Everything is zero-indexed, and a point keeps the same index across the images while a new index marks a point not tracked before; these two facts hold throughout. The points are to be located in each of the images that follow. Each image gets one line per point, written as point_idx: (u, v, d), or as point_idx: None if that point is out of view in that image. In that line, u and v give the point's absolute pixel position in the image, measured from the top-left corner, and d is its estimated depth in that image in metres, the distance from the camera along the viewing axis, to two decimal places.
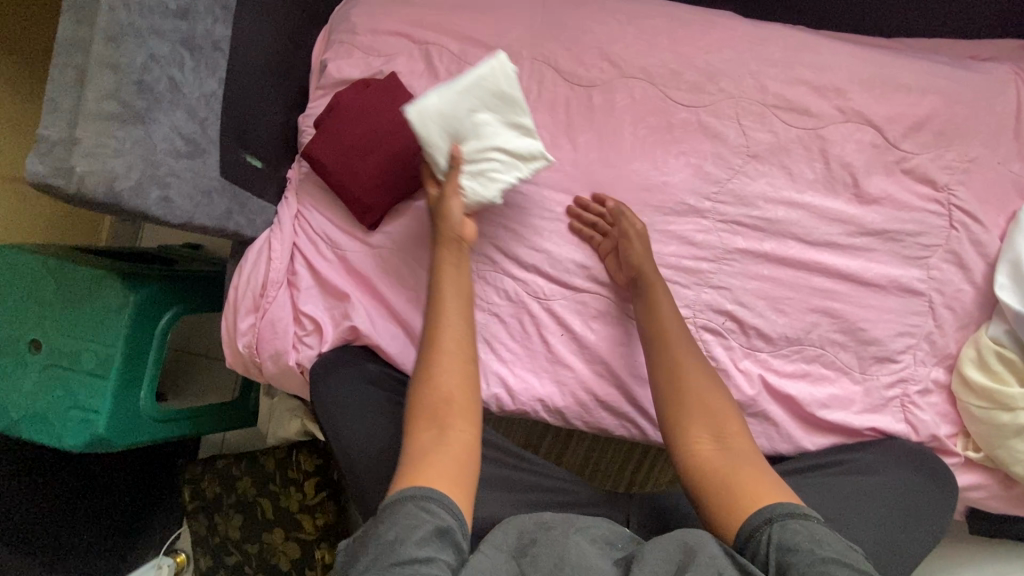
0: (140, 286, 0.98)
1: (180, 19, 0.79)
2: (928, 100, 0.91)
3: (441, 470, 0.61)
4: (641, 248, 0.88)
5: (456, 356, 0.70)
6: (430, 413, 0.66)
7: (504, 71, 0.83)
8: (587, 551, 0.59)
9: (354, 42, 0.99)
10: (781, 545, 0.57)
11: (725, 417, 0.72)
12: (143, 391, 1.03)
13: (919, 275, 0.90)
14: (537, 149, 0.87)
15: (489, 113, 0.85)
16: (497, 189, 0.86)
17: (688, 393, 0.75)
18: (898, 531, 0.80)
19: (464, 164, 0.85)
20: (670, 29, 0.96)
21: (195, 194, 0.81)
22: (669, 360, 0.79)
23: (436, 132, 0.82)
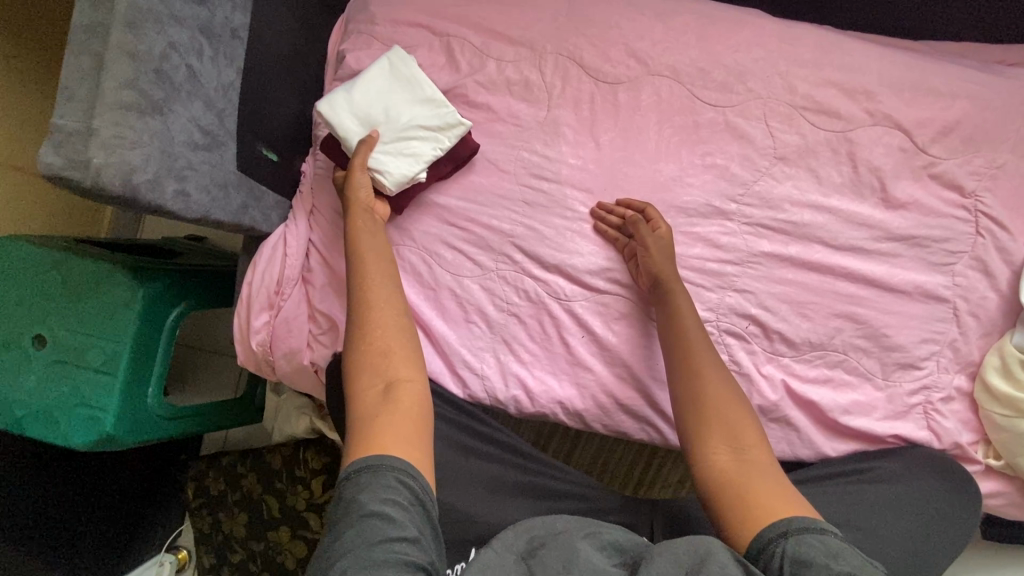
0: (149, 281, 0.96)
1: (199, 5, 0.75)
2: (957, 105, 0.90)
3: (397, 420, 0.63)
4: (666, 251, 0.87)
5: (389, 312, 0.73)
6: (373, 369, 0.67)
7: (400, 60, 0.90)
8: (597, 559, 0.56)
9: (374, 32, 0.96)
10: (795, 559, 0.55)
11: (750, 428, 0.70)
12: (151, 388, 1.00)
13: (944, 282, 0.90)
14: (454, 116, 0.88)
15: (396, 97, 0.89)
16: (422, 163, 0.88)
17: (714, 404, 0.73)
18: (919, 540, 0.80)
19: (386, 144, 0.87)
20: (699, 26, 0.94)
21: (212, 188, 0.79)
22: (691, 366, 0.77)
23: (343, 119, 0.87)
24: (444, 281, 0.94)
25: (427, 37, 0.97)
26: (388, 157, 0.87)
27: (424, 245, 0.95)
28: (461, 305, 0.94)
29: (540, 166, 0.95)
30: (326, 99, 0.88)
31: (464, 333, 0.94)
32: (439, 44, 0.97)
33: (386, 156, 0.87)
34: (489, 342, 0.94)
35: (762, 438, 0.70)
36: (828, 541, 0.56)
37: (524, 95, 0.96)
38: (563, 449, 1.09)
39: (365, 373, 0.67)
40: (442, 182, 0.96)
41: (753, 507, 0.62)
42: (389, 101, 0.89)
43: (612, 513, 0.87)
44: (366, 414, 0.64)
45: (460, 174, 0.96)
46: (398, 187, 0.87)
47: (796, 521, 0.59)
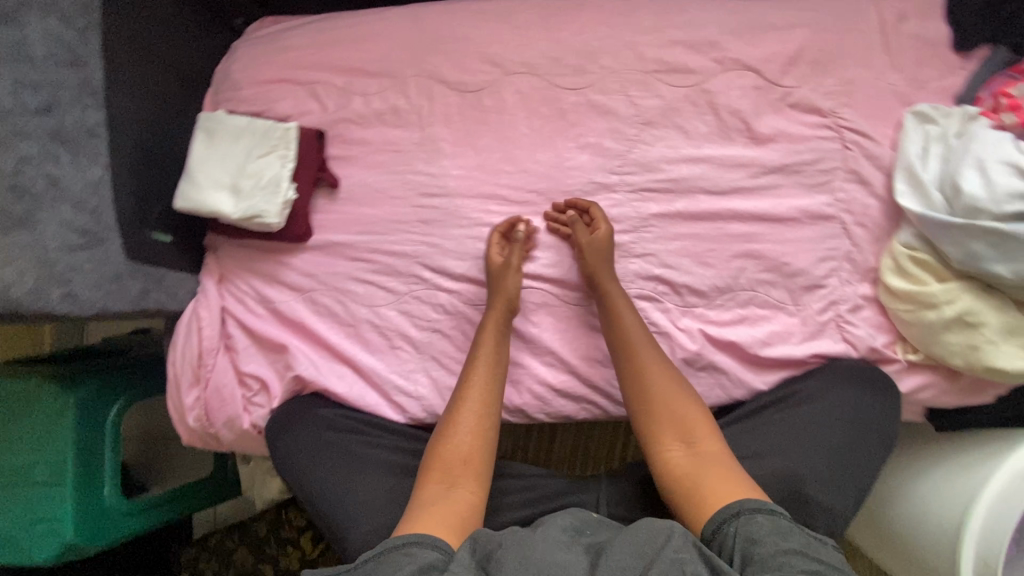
0: (77, 386, 0.98)
1: (46, 115, 0.77)
2: (797, 34, 0.94)
3: (448, 508, 0.71)
4: (606, 248, 0.91)
5: (474, 422, 0.80)
6: (444, 471, 0.76)
7: (209, 119, 0.92)
8: (561, 555, 0.63)
9: (239, 97, 0.99)
10: (746, 537, 0.62)
11: (699, 426, 0.77)
12: (106, 488, 1.01)
13: (826, 201, 0.93)
14: (280, 127, 0.92)
15: (228, 150, 0.91)
16: (286, 185, 0.91)
17: (661, 404, 0.80)
18: (847, 448, 0.83)
19: (249, 192, 0.90)
20: (542, 18, 0.98)
21: (103, 283, 0.81)
22: (632, 371, 0.84)
23: (203, 199, 0.90)
24: (361, 315, 0.97)
25: (291, 89, 0.99)
26: (257, 199, 0.90)
27: (334, 285, 0.97)
28: (383, 334, 0.97)
29: (427, 183, 0.98)
30: (178, 197, 0.90)
31: (393, 360, 0.96)
32: (304, 93, 0.99)
33: (256, 201, 0.90)
34: (418, 363, 0.96)
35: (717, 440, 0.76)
36: (777, 520, 0.63)
37: (396, 121, 0.99)
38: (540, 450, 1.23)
39: (434, 465, 0.76)
40: (337, 222, 0.98)
41: (696, 496, 0.71)
42: (225, 158, 0.91)
43: (563, 496, 0.88)
44: (425, 503, 0.72)
45: (353, 210, 0.98)
46: (283, 218, 0.91)
47: (749, 501, 0.66)
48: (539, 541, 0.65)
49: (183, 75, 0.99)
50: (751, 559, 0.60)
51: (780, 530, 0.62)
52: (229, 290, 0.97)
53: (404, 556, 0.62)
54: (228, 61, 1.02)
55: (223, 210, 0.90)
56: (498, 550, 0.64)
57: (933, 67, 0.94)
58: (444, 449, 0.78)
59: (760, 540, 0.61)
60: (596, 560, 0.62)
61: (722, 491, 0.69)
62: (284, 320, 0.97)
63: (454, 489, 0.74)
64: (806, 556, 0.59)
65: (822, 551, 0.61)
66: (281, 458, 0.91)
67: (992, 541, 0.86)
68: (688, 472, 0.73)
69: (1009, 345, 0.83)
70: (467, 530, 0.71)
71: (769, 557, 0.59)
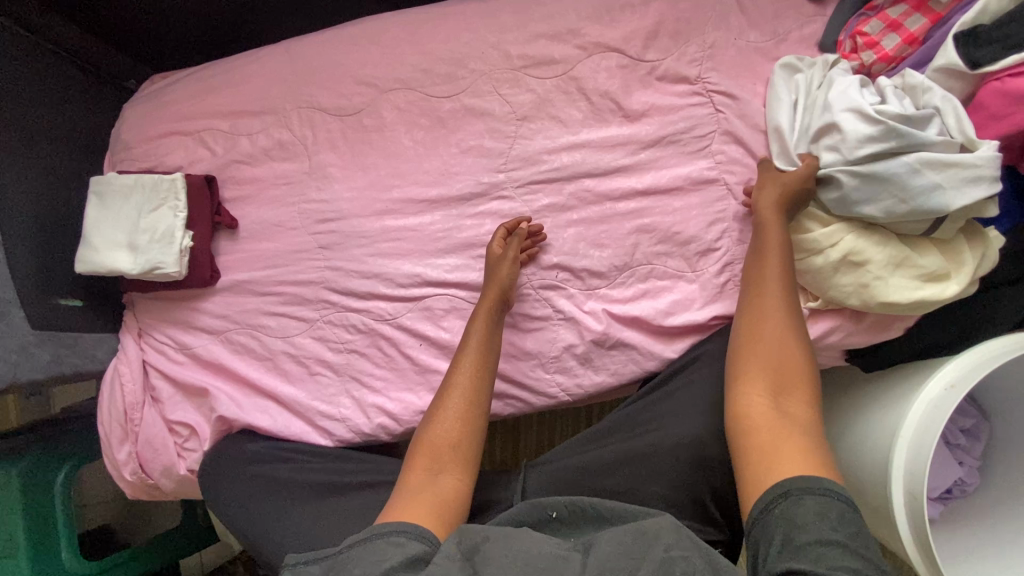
0: (18, 458, 1.02)
1: None
2: (653, 9, 0.96)
3: (429, 497, 0.73)
4: (790, 197, 0.85)
5: (455, 424, 0.82)
6: (433, 457, 0.78)
7: (99, 183, 0.95)
8: (558, 547, 0.64)
9: (133, 157, 1.03)
10: (790, 519, 0.62)
11: (788, 373, 0.75)
12: (64, 551, 1.05)
13: (706, 165, 0.95)
14: (165, 179, 0.95)
15: (120, 209, 0.94)
16: (180, 234, 0.94)
17: (774, 339, 0.78)
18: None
19: (144, 246, 0.93)
20: (408, 34, 1.01)
21: (9, 355, 0.90)
22: (757, 305, 0.82)
23: (101, 259, 0.93)
24: (277, 347, 0.99)
25: (181, 141, 1.03)
26: (153, 252, 0.93)
27: (247, 322, 0.99)
28: (301, 363, 0.98)
29: (322, 210, 1.00)
30: (78, 261, 0.93)
31: (314, 386, 0.98)
32: (193, 143, 1.03)
33: (152, 253, 0.93)
34: (339, 385, 0.98)
35: (812, 390, 0.74)
36: (828, 507, 0.61)
37: (284, 155, 1.02)
38: (506, 447, 1.25)
39: (422, 453, 0.79)
40: (242, 261, 1.01)
41: (767, 454, 0.68)
42: (117, 218, 0.94)
43: (490, 491, 0.92)
44: (413, 487, 0.75)
45: (255, 247, 1.01)
46: (182, 266, 0.94)
47: (802, 479, 0.64)
48: (526, 536, 0.66)
49: (79, 143, 1.02)
50: (790, 540, 0.60)
51: (822, 513, 0.61)
52: (148, 343, 1.00)
53: (391, 544, 0.64)
54: (120, 124, 1.06)
55: (122, 267, 0.93)
56: (485, 544, 0.64)
57: (790, 18, 0.96)
58: (433, 441, 0.80)
59: (801, 525, 0.60)
60: (586, 557, 0.62)
61: (801, 459, 0.66)
62: (205, 363, 0.99)
63: (438, 473, 0.77)
64: (850, 550, 0.58)
65: (866, 543, 0.59)
66: (214, 499, 0.94)
67: (915, 474, 0.85)
68: (765, 429, 0.71)
69: (896, 277, 0.85)
70: (450, 516, 0.73)
71: (808, 545, 0.59)
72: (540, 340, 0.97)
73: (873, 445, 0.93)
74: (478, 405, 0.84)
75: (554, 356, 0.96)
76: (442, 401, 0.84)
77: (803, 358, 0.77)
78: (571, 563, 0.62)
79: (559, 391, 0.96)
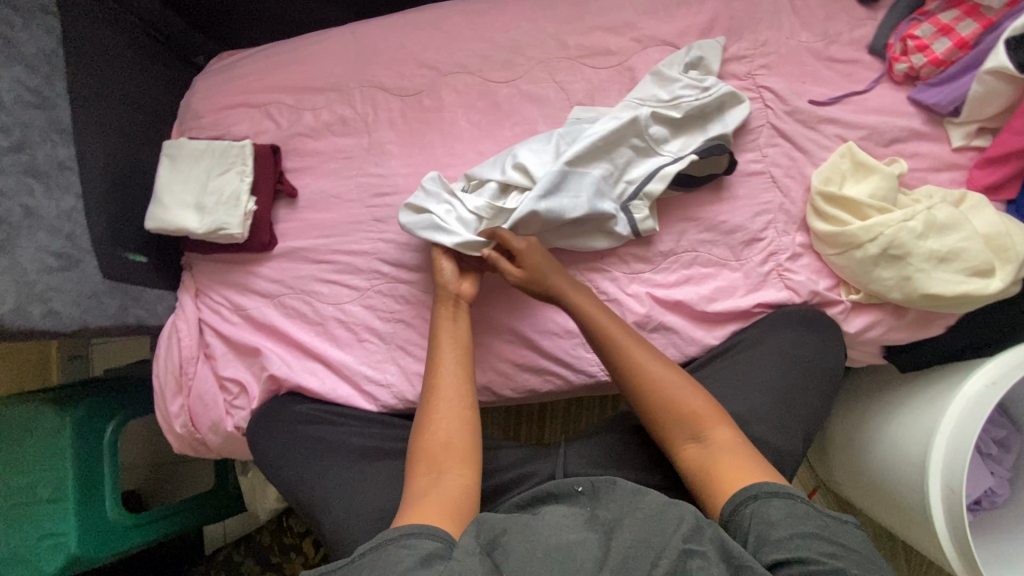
0: (73, 407, 1.06)
1: (16, 152, 0.86)
2: (709, 7, 1.00)
3: (437, 500, 0.70)
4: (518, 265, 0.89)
5: (456, 411, 0.80)
6: (428, 460, 0.76)
7: (171, 148, 1.01)
8: (573, 539, 0.64)
9: (201, 125, 1.08)
10: (764, 519, 0.63)
11: (687, 407, 0.77)
12: (109, 501, 1.08)
13: (754, 158, 0.98)
14: (233, 146, 1.00)
15: (190, 173, 1.00)
16: (245, 198, 0.99)
17: (656, 391, 0.79)
18: (787, 390, 0.87)
19: (211, 208, 0.98)
20: (470, 21, 1.05)
21: (81, 300, 0.89)
22: (626, 364, 0.82)
23: (170, 217, 0.98)
24: (328, 312, 1.02)
25: (248, 113, 1.08)
26: (219, 214, 0.98)
27: (300, 287, 1.03)
28: (350, 329, 1.02)
29: (378, 184, 1.04)
30: (149, 219, 0.98)
31: (362, 352, 1.01)
32: (259, 114, 1.07)
33: (217, 215, 0.98)
34: (386, 353, 1.01)
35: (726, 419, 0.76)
36: (795, 508, 0.64)
37: (345, 131, 1.06)
38: (531, 428, 1.32)
39: (418, 462, 0.76)
40: (299, 229, 1.04)
41: (718, 481, 0.70)
42: (187, 181, 0.99)
43: (527, 463, 0.92)
44: (418, 494, 0.72)
45: (312, 216, 1.05)
46: (245, 229, 0.99)
47: (768, 485, 0.66)
48: (541, 527, 0.66)
49: (151, 110, 1.08)
50: (767, 539, 0.62)
51: (790, 513, 0.63)
52: (205, 303, 1.04)
53: (403, 547, 0.62)
54: (190, 95, 1.11)
55: (188, 225, 0.97)
56: (504, 536, 0.65)
57: (842, 20, 0.99)
58: (427, 447, 0.77)
59: (775, 524, 0.62)
60: (608, 543, 0.63)
61: (746, 472, 0.69)
62: (258, 325, 1.03)
63: (446, 474, 0.74)
64: (824, 539, 0.61)
65: (839, 534, 0.62)
66: (261, 455, 0.97)
67: (954, 467, 0.86)
68: (712, 463, 0.72)
69: (940, 271, 0.87)
70: (464, 513, 0.71)
71: (786, 539, 0.61)
72: None
73: (910, 439, 0.93)
74: (468, 404, 0.81)
75: None
76: (428, 404, 0.81)
77: (697, 390, 0.79)
78: (592, 548, 0.62)
79: (599, 370, 0.98)
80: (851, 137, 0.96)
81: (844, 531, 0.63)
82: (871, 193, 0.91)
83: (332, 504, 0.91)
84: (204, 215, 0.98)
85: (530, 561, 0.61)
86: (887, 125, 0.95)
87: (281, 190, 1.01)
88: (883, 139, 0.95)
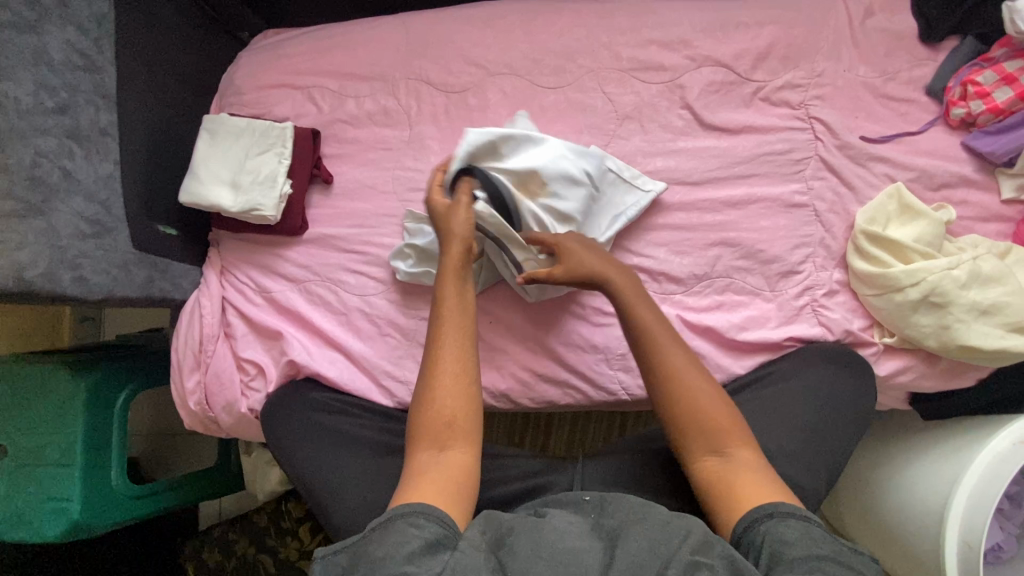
0: (89, 372, 1.06)
1: (60, 114, 0.88)
2: (768, 31, 0.98)
3: (433, 485, 0.66)
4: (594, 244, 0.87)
5: (458, 376, 0.72)
6: (436, 434, 0.69)
7: (212, 122, 1.00)
8: (575, 541, 0.60)
9: (242, 102, 1.07)
10: (778, 538, 0.60)
11: (715, 417, 0.72)
12: (114, 470, 1.08)
13: (798, 189, 0.96)
14: (274, 126, 1.00)
15: (228, 149, 0.99)
16: (281, 180, 0.98)
17: (686, 397, 0.73)
18: (814, 429, 0.85)
19: (247, 188, 0.97)
20: (523, 23, 1.04)
21: (111, 269, 0.91)
22: (663, 370, 0.75)
23: (204, 192, 0.97)
24: (352, 303, 1.00)
25: (290, 94, 1.07)
26: (254, 194, 0.97)
27: (327, 276, 1.01)
28: (372, 322, 1.00)
29: (415, 178, 1.02)
30: (183, 192, 0.98)
31: (382, 346, 0.99)
32: (301, 97, 1.06)
33: (251, 195, 0.97)
34: (406, 350, 0.99)
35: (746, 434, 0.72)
36: (811, 529, 0.61)
37: (386, 122, 1.05)
38: (536, 436, 1.26)
39: (420, 429, 0.70)
40: (330, 215, 1.03)
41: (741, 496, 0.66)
42: (226, 158, 0.99)
43: (543, 475, 0.91)
44: (417, 474, 0.67)
45: (345, 204, 1.03)
46: (278, 212, 0.98)
47: (785, 504, 0.64)
48: (550, 529, 0.62)
49: (193, 82, 1.07)
50: (778, 558, 0.58)
51: (807, 532, 0.60)
52: (229, 281, 1.03)
53: (410, 527, 0.60)
54: (233, 70, 1.10)
55: (222, 202, 0.97)
56: (513, 536, 0.61)
57: (902, 58, 0.97)
58: (425, 417, 0.70)
59: (790, 542, 0.59)
60: (612, 550, 0.60)
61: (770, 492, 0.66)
62: (281, 308, 1.01)
63: (445, 451, 0.69)
64: (838, 564, 0.57)
65: (849, 556, 0.59)
66: (272, 439, 0.95)
67: (975, 520, 0.83)
68: (733, 480, 0.68)
69: (981, 323, 0.85)
70: (462, 496, 0.66)
71: (799, 560, 0.57)
72: (609, 336, 0.97)
73: (927, 489, 0.90)
74: (468, 362, 0.73)
75: (620, 354, 0.96)
76: (427, 372, 0.73)
77: (721, 397, 0.74)
78: (595, 555, 0.59)
79: (620, 389, 0.96)
80: (900, 178, 0.94)
81: (862, 562, 0.59)
82: (917, 237, 0.89)
83: (338, 497, 0.90)
84: (239, 194, 0.97)
85: (535, 562, 0.58)
86: (938, 169, 0.93)
87: (315, 175, 1.00)
88: (933, 184, 0.94)
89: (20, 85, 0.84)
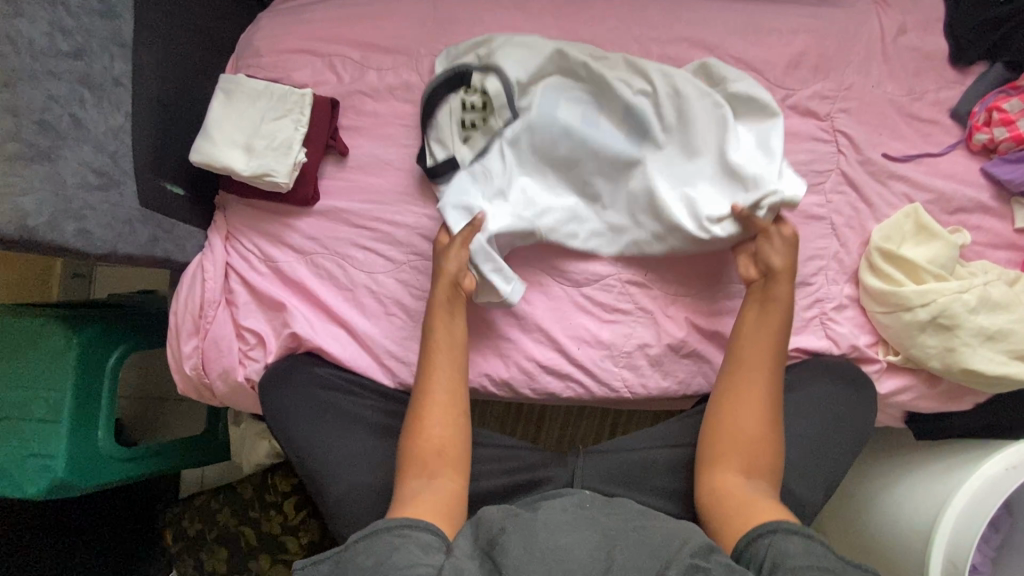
0: (84, 328, 1.04)
1: (74, 59, 0.85)
2: (800, 40, 0.98)
3: (434, 500, 0.71)
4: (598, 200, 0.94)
5: (445, 411, 0.79)
6: (422, 461, 0.75)
7: (229, 81, 0.97)
8: (560, 538, 0.60)
9: (260, 64, 1.04)
10: (779, 551, 0.60)
11: (762, 447, 0.77)
12: (101, 431, 1.07)
13: (818, 201, 0.95)
14: (294, 90, 0.97)
15: (242, 112, 0.96)
16: (295, 148, 0.95)
17: (735, 419, 0.80)
18: (810, 435, 0.86)
19: (260, 153, 0.95)
20: (555, 9, 1.02)
21: (115, 225, 0.89)
22: (734, 357, 0.84)
23: (216, 154, 0.95)
24: (359, 280, 0.98)
25: (310, 60, 1.04)
26: (267, 159, 0.95)
27: (334, 249, 0.99)
28: (378, 300, 0.97)
29: None
30: (193, 150, 0.95)
31: (386, 325, 0.97)
32: (322, 64, 1.04)
33: (263, 160, 0.95)
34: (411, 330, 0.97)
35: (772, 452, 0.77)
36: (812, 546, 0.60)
37: (408, 97, 1.02)
38: (527, 428, 1.24)
39: (412, 463, 0.76)
40: (342, 188, 1.00)
41: (742, 512, 0.70)
42: (242, 121, 0.96)
43: (540, 467, 0.90)
44: (409, 496, 0.71)
45: (359, 178, 1.00)
46: (290, 180, 0.95)
47: (770, 522, 0.64)
48: (541, 527, 0.62)
49: (210, 38, 1.04)
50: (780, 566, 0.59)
51: (809, 549, 0.60)
52: (234, 245, 1.00)
53: (400, 536, 0.60)
54: (252, 29, 1.07)
55: (233, 165, 0.94)
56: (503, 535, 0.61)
57: (930, 79, 0.98)
58: (417, 452, 0.76)
59: (793, 555, 0.59)
60: (610, 546, 0.60)
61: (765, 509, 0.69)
62: (286, 279, 0.99)
63: (435, 479, 0.74)
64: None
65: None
66: (270, 409, 0.93)
67: (962, 542, 0.83)
68: (727, 489, 0.74)
69: (985, 349, 0.87)
70: (454, 514, 0.70)
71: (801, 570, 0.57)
72: (616, 332, 0.96)
73: (918, 510, 0.90)
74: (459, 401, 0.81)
75: (625, 351, 0.95)
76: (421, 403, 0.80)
77: (766, 420, 0.79)
78: (590, 549, 0.59)
79: (624, 387, 0.95)
80: (918, 199, 0.95)
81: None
82: (930, 258, 0.90)
83: (335, 478, 0.88)
84: (252, 159, 0.95)
85: (529, 560, 0.58)
86: (956, 193, 0.94)
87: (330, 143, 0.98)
88: (949, 207, 0.94)
89: (34, 23, 0.81)
